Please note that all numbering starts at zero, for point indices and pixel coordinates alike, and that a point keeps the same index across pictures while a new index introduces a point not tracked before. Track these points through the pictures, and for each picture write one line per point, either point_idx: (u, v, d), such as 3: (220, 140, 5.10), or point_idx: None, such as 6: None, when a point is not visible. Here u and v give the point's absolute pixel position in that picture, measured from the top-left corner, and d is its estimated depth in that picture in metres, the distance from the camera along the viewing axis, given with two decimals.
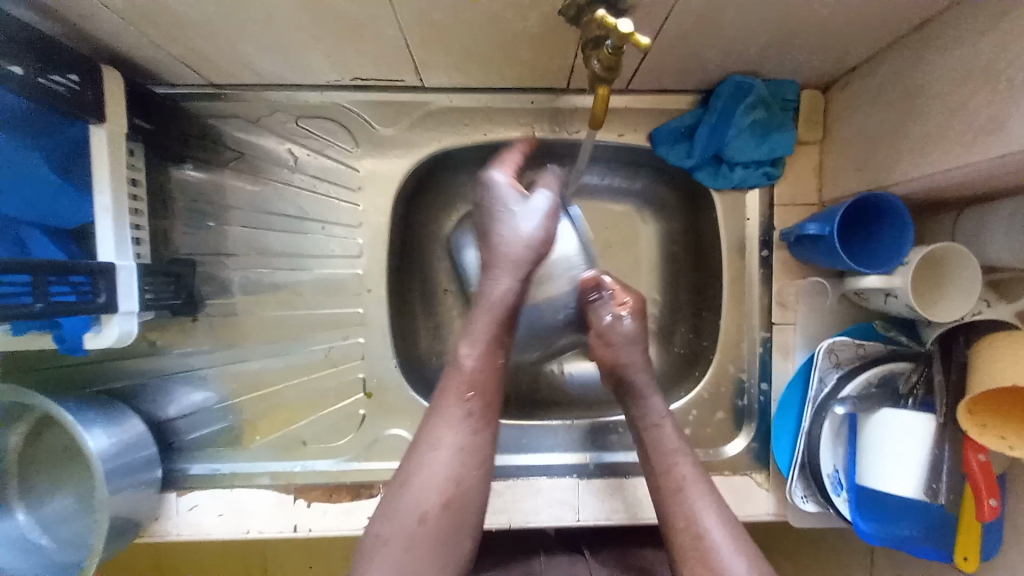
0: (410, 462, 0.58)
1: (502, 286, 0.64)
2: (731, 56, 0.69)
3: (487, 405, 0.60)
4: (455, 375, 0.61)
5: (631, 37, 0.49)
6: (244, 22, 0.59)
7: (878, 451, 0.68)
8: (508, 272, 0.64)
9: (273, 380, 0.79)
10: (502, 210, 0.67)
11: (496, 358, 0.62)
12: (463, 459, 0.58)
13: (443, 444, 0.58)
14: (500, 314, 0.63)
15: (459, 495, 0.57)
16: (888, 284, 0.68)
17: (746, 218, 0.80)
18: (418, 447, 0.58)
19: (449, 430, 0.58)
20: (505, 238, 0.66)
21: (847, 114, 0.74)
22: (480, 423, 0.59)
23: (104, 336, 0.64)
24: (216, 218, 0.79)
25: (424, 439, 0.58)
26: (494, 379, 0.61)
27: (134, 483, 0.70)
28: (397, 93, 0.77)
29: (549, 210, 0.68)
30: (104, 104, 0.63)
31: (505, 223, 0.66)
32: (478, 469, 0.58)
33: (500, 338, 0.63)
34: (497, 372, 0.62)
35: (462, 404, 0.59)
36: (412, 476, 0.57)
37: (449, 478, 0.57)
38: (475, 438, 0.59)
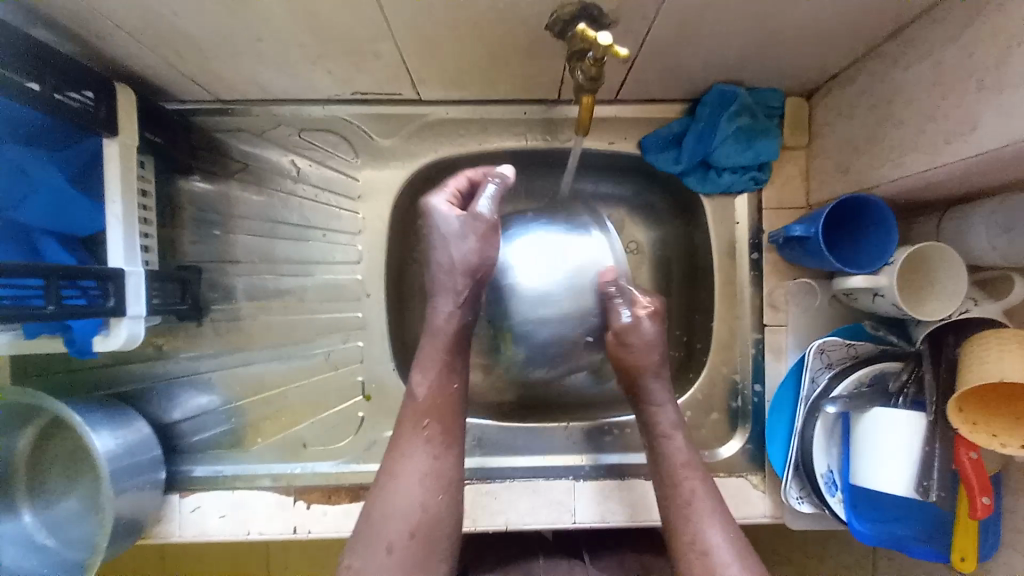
0: (377, 494, 0.61)
1: (444, 310, 0.65)
2: (715, 66, 0.71)
3: (442, 429, 0.63)
4: (410, 404, 0.64)
5: (610, 49, 0.52)
6: (249, 41, 0.62)
7: (870, 449, 0.69)
8: (447, 298, 0.65)
9: (275, 384, 0.81)
10: (439, 239, 0.64)
11: (450, 383, 0.65)
12: (426, 484, 0.61)
13: (406, 472, 0.61)
14: (449, 337, 0.65)
15: (425, 519, 0.59)
16: (875, 283, 0.69)
17: (735, 221, 0.82)
18: (382, 482, 0.61)
19: (410, 461, 0.61)
20: (442, 266, 0.65)
21: (830, 120, 0.76)
22: (440, 448, 0.62)
23: (113, 339, 0.67)
24: (222, 226, 0.82)
25: (388, 472, 0.61)
26: (449, 406, 0.64)
27: (139, 483, 0.71)
28: (395, 105, 0.80)
29: (477, 229, 0.64)
30: (116, 118, 0.66)
31: (442, 250, 0.64)
32: (438, 492, 0.61)
33: (450, 363, 0.65)
34: (451, 397, 0.64)
35: (419, 431, 0.62)
36: (380, 506, 0.60)
37: (415, 505, 0.60)
38: (435, 464, 0.61)
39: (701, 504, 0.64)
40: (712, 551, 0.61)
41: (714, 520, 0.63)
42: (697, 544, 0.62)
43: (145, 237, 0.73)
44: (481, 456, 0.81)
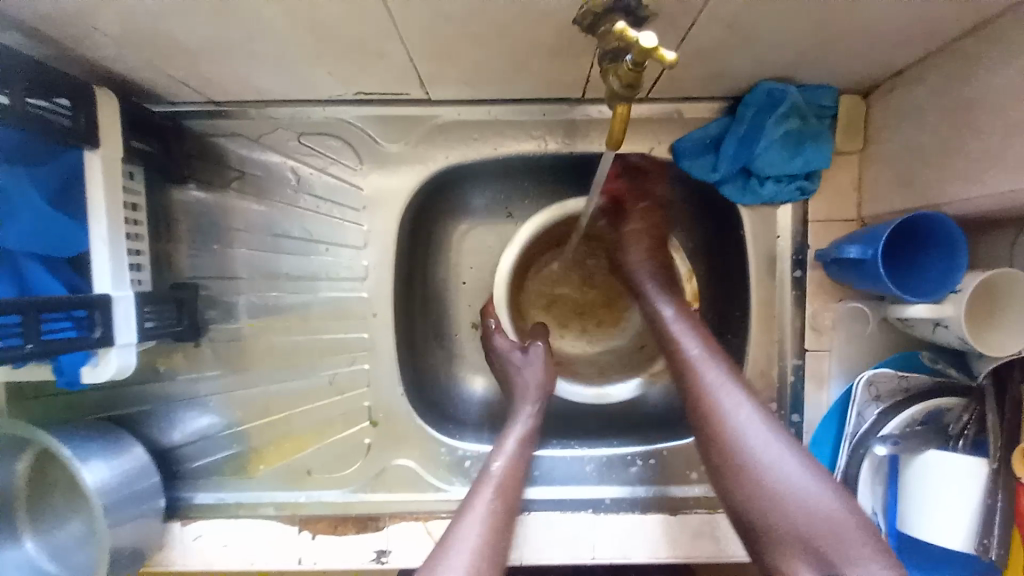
0: (443, 539, 0.58)
1: (528, 413, 0.71)
2: (763, 65, 0.63)
3: (514, 494, 0.63)
4: (486, 474, 0.64)
5: (654, 52, 0.44)
6: (244, 43, 0.56)
7: (921, 495, 0.63)
8: (526, 400, 0.72)
9: (280, 409, 0.76)
10: (517, 360, 0.75)
11: (523, 464, 0.66)
12: (491, 533, 0.58)
13: (470, 527, 0.58)
14: (532, 432, 0.70)
15: (485, 559, 0.56)
16: (937, 313, 0.62)
17: (777, 235, 0.74)
18: (450, 532, 0.58)
19: (482, 502, 0.61)
20: (520, 377, 0.74)
21: (890, 123, 0.67)
22: (506, 516, 0.61)
23: (102, 370, 0.63)
24: (220, 240, 0.76)
25: (459, 513, 0.60)
26: (520, 482, 0.65)
27: (138, 512, 0.68)
28: (403, 106, 0.73)
29: (544, 354, 0.76)
30: (98, 128, 0.60)
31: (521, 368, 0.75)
32: (503, 537, 0.59)
33: (524, 446, 0.68)
34: (522, 470, 0.65)
35: (490, 495, 0.62)
36: (450, 538, 0.57)
37: (480, 545, 0.57)
38: (500, 529, 0.59)
39: (788, 465, 0.57)
40: (772, 468, 0.57)
41: (816, 483, 0.55)
42: (806, 518, 0.54)
43: (135, 255, 0.68)
44: None
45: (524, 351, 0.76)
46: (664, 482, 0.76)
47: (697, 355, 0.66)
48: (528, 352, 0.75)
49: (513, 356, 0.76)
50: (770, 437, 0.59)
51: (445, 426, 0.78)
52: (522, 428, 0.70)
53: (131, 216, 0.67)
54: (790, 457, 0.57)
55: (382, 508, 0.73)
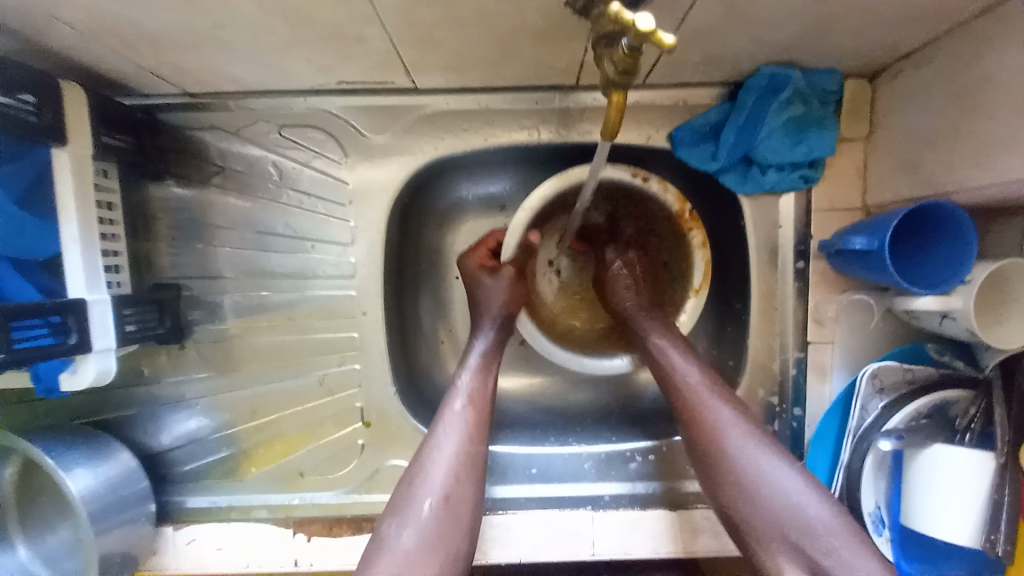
0: (415, 466, 0.58)
1: (491, 331, 0.68)
2: (764, 47, 0.60)
3: (481, 420, 0.61)
4: (453, 393, 0.62)
5: (652, 36, 0.41)
6: (214, 31, 0.52)
7: (927, 490, 0.62)
8: (491, 320, 0.69)
9: (270, 411, 0.75)
10: (485, 282, 0.71)
11: (489, 383, 0.64)
12: (460, 463, 0.58)
13: (442, 451, 0.58)
14: (494, 347, 0.67)
15: (458, 491, 0.56)
16: (945, 305, 0.60)
17: (778, 225, 0.72)
18: (421, 458, 0.58)
19: (447, 436, 0.59)
20: (484, 289, 0.71)
21: (897, 108, 0.64)
22: (477, 433, 0.60)
23: (81, 376, 0.60)
24: (202, 239, 0.74)
25: (426, 447, 0.59)
26: (486, 403, 0.62)
27: (128, 519, 0.67)
28: (388, 96, 0.70)
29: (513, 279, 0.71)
30: (64, 124, 0.57)
31: (487, 288, 0.71)
32: (472, 464, 0.58)
33: (488, 363, 0.66)
34: (486, 394, 0.63)
35: (456, 414, 0.60)
36: (419, 479, 0.57)
37: (450, 477, 0.57)
38: (470, 444, 0.59)
39: (774, 469, 0.55)
40: (759, 467, 0.56)
41: (796, 481, 0.55)
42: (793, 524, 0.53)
43: (112, 255, 0.65)
44: (493, 485, 0.75)
45: (494, 275, 0.71)
46: (663, 478, 0.75)
47: (684, 364, 0.63)
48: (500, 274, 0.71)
49: (482, 277, 0.72)
50: (760, 448, 0.57)
51: None
52: (483, 346, 0.67)
53: (106, 215, 0.65)
54: (774, 463, 0.56)
55: (377, 509, 0.72)
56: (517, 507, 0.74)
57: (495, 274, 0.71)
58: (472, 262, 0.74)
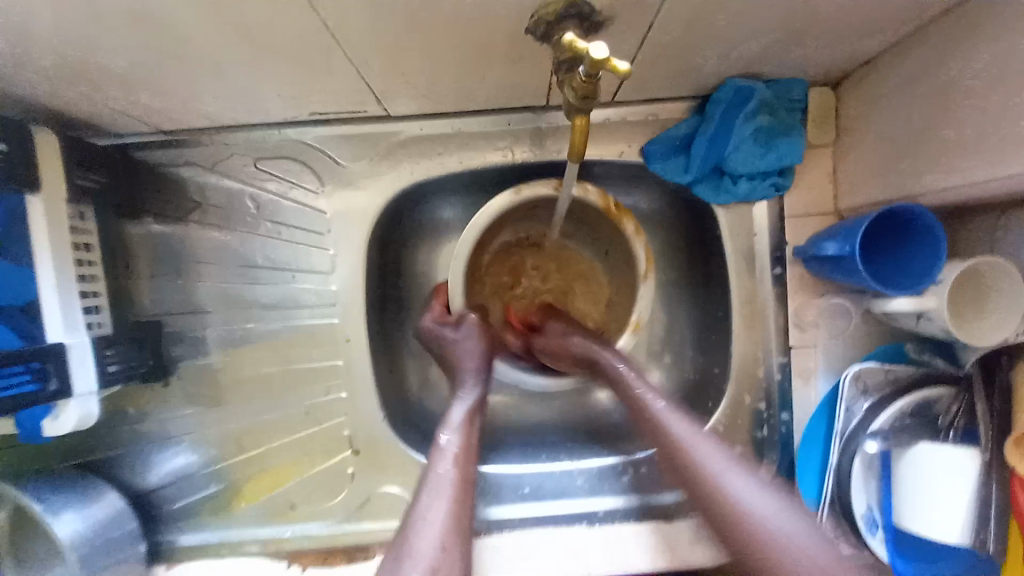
0: (401, 536, 0.55)
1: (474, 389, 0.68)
2: (727, 61, 0.61)
3: (466, 482, 0.60)
4: (437, 455, 0.61)
5: (607, 63, 0.42)
6: (182, 70, 0.53)
7: (916, 491, 0.62)
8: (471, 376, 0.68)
9: (257, 443, 0.74)
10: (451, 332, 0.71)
11: (472, 440, 0.63)
12: (449, 527, 0.56)
13: (429, 517, 0.56)
14: (474, 409, 0.66)
15: (444, 558, 0.54)
16: (920, 305, 0.60)
17: (754, 233, 0.73)
18: (405, 526, 0.56)
19: (438, 500, 0.57)
20: (456, 345, 0.70)
21: (863, 114, 0.65)
22: (461, 497, 0.59)
23: (64, 421, 0.61)
24: (182, 274, 0.74)
25: (415, 511, 0.57)
26: (470, 460, 0.62)
27: (119, 562, 0.66)
28: (361, 124, 0.70)
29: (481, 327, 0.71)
30: (37, 173, 0.58)
31: (460, 340, 0.70)
32: (462, 526, 0.57)
33: (470, 420, 0.65)
34: (471, 450, 0.63)
35: (443, 477, 0.59)
36: (405, 548, 0.54)
37: (438, 544, 0.54)
38: (456, 509, 0.57)
39: (739, 480, 0.57)
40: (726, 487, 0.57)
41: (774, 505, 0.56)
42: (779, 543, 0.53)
43: (92, 296, 0.65)
44: (486, 505, 0.75)
45: (457, 327, 0.70)
46: (656, 490, 0.75)
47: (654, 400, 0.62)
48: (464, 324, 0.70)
49: (448, 333, 0.71)
50: (745, 477, 0.58)
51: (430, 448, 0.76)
52: (465, 403, 0.67)
53: (83, 256, 0.65)
54: (745, 479, 0.58)
55: (370, 536, 0.72)
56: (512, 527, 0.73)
57: (458, 327, 0.70)
58: (428, 320, 0.74)
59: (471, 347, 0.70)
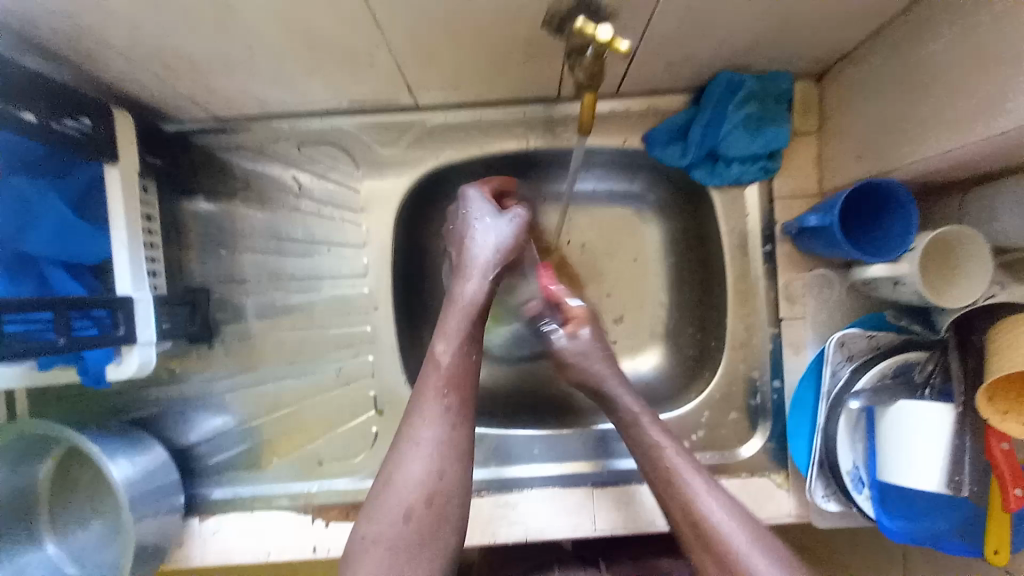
0: (394, 456, 0.60)
1: (471, 297, 0.66)
2: (719, 55, 0.69)
3: (461, 398, 0.62)
4: (432, 372, 0.62)
5: (610, 44, 0.51)
6: (249, 58, 0.62)
7: (897, 446, 0.67)
8: (475, 275, 0.67)
9: (289, 403, 0.80)
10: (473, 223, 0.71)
11: (469, 356, 0.64)
12: (440, 448, 0.59)
13: (422, 439, 0.59)
14: (471, 317, 0.66)
15: (441, 480, 0.58)
16: (895, 271, 0.67)
17: (746, 213, 0.80)
18: (402, 445, 0.60)
19: (426, 426, 0.60)
20: (473, 244, 0.69)
21: (841, 104, 0.73)
22: (458, 417, 0.61)
23: (126, 367, 0.66)
24: (226, 246, 0.81)
25: (407, 433, 0.60)
26: (471, 370, 0.64)
27: (160, 509, 0.70)
28: (394, 114, 0.78)
29: (513, 224, 0.71)
30: (116, 142, 0.65)
31: (478, 232, 0.70)
32: (458, 444, 0.60)
33: (467, 334, 0.65)
34: (472, 363, 0.64)
35: (440, 401, 0.61)
36: (399, 467, 0.58)
37: (431, 466, 0.58)
38: (452, 426, 0.60)
39: (708, 502, 0.60)
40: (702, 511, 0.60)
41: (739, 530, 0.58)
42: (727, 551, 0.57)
43: (151, 261, 0.71)
44: (498, 466, 0.80)
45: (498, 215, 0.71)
46: None
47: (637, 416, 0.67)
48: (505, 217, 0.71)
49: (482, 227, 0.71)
50: (717, 501, 0.60)
51: None
52: (462, 315, 0.66)
53: (147, 225, 0.72)
54: (719, 501, 0.60)
55: None
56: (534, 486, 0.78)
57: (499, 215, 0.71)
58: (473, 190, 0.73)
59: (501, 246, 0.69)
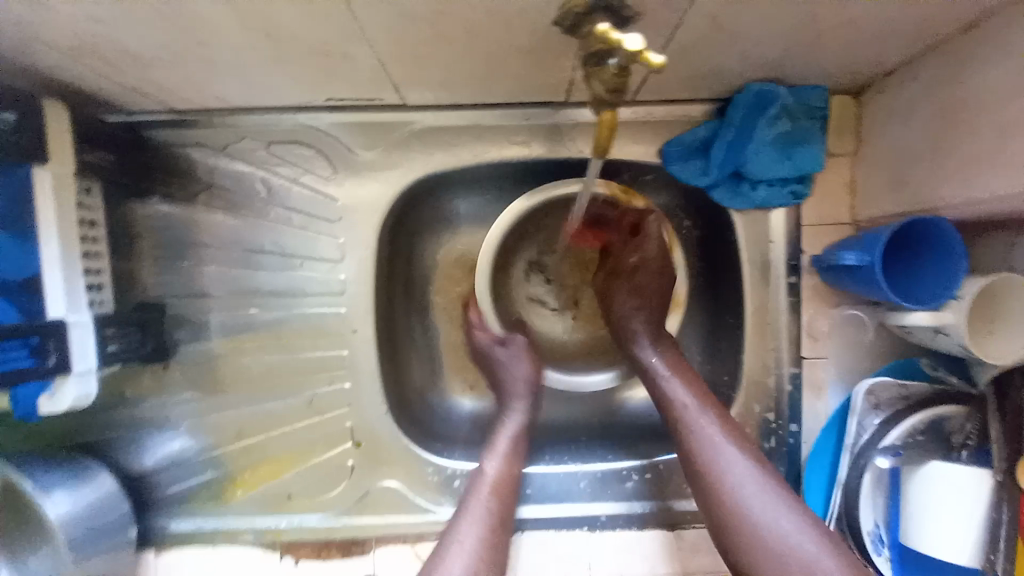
0: (435, 554, 0.59)
1: (518, 415, 0.70)
2: (752, 63, 0.59)
3: (504, 511, 0.63)
4: (479, 480, 0.65)
5: (640, 55, 0.40)
6: (196, 51, 0.52)
7: (923, 509, 0.61)
8: (517, 403, 0.71)
9: (256, 431, 0.73)
10: (497, 361, 0.73)
11: (516, 469, 0.66)
12: (484, 554, 0.59)
13: (464, 538, 0.60)
14: (523, 427, 0.70)
15: None
16: (938, 320, 0.59)
17: (770, 240, 0.72)
18: (443, 544, 0.60)
19: (468, 526, 0.61)
20: (505, 377, 0.72)
21: (886, 123, 0.64)
22: (499, 525, 0.62)
23: (61, 400, 0.59)
24: (188, 257, 0.72)
25: (448, 536, 0.60)
26: (511, 494, 0.65)
27: (106, 546, 0.64)
28: (376, 112, 0.69)
29: (526, 349, 0.73)
30: (46, 142, 0.55)
31: (505, 368, 0.72)
32: (491, 571, 0.59)
33: (516, 450, 0.68)
34: (513, 483, 0.65)
35: (484, 502, 0.63)
36: (436, 568, 0.57)
37: (468, 571, 0.57)
38: (492, 536, 0.61)
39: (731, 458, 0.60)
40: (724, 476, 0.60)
41: (795, 523, 0.56)
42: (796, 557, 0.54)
43: (94, 274, 0.63)
44: None
45: (505, 345, 0.73)
46: (657, 498, 0.73)
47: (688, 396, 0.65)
48: (513, 346, 0.73)
49: (495, 352, 0.73)
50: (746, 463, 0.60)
51: (432, 444, 0.75)
52: (510, 430, 0.69)
53: (87, 232, 0.63)
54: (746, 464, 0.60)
55: (367, 531, 0.71)
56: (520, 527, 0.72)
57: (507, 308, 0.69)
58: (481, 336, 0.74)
59: (513, 370, 0.72)
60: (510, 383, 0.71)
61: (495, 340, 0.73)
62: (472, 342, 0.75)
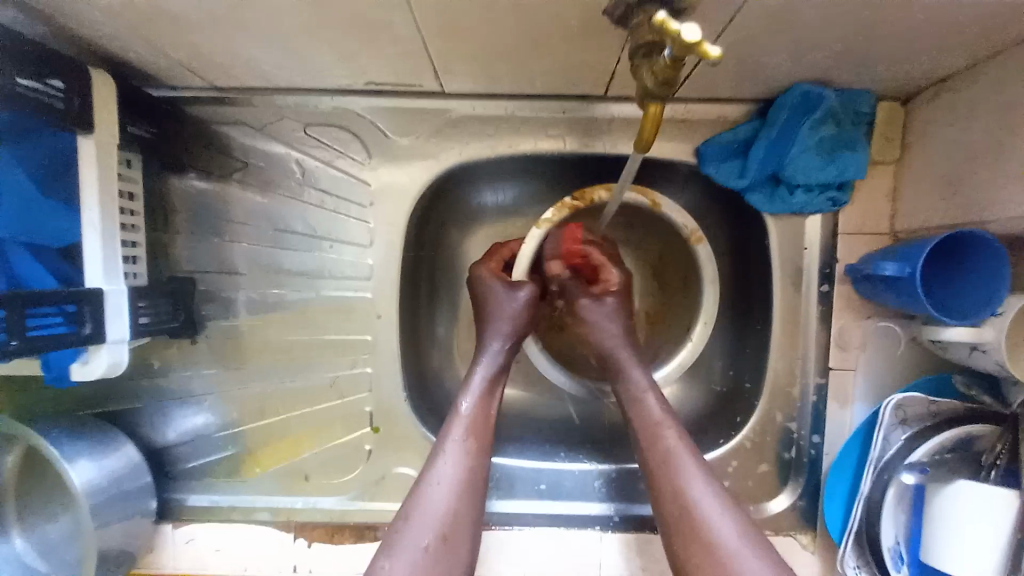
0: (412, 496, 0.57)
1: (498, 347, 0.66)
2: (800, 65, 0.58)
3: (482, 445, 0.60)
4: (455, 418, 0.61)
5: (698, 47, 0.40)
6: (246, 27, 0.52)
7: (944, 525, 0.60)
8: (501, 338, 0.66)
9: (277, 409, 0.73)
10: (493, 296, 0.67)
11: (492, 405, 0.63)
12: (461, 491, 0.57)
13: (443, 478, 0.57)
14: (502, 364, 0.65)
15: (457, 518, 0.56)
16: (978, 336, 0.58)
17: (804, 246, 0.71)
18: (417, 487, 0.57)
19: (448, 463, 0.58)
20: (498, 307, 0.67)
21: (933, 133, 0.63)
22: (478, 459, 0.59)
23: (91, 366, 0.60)
24: (219, 233, 0.73)
25: (423, 477, 0.58)
26: (487, 428, 0.62)
27: (125, 514, 0.65)
28: (413, 99, 0.69)
29: (534, 296, 0.68)
30: (92, 111, 0.56)
31: (498, 301, 0.67)
32: (469, 512, 0.56)
33: (492, 388, 0.64)
34: (489, 420, 0.62)
35: (462, 441, 0.59)
36: (415, 508, 0.56)
37: (449, 507, 0.56)
38: (472, 469, 0.58)
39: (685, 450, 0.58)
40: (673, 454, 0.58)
41: (742, 522, 0.54)
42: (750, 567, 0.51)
43: (129, 246, 0.64)
44: (501, 498, 0.73)
45: (511, 287, 0.67)
46: None
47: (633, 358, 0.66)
48: (519, 290, 0.67)
49: (496, 284, 0.68)
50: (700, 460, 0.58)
51: None
52: (488, 367, 0.65)
53: (126, 205, 0.64)
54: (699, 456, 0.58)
55: (380, 516, 0.71)
56: (523, 524, 0.72)
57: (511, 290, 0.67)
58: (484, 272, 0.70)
59: (506, 309, 0.66)
60: (502, 320, 0.66)
61: (497, 281, 0.68)
62: (484, 271, 0.70)
